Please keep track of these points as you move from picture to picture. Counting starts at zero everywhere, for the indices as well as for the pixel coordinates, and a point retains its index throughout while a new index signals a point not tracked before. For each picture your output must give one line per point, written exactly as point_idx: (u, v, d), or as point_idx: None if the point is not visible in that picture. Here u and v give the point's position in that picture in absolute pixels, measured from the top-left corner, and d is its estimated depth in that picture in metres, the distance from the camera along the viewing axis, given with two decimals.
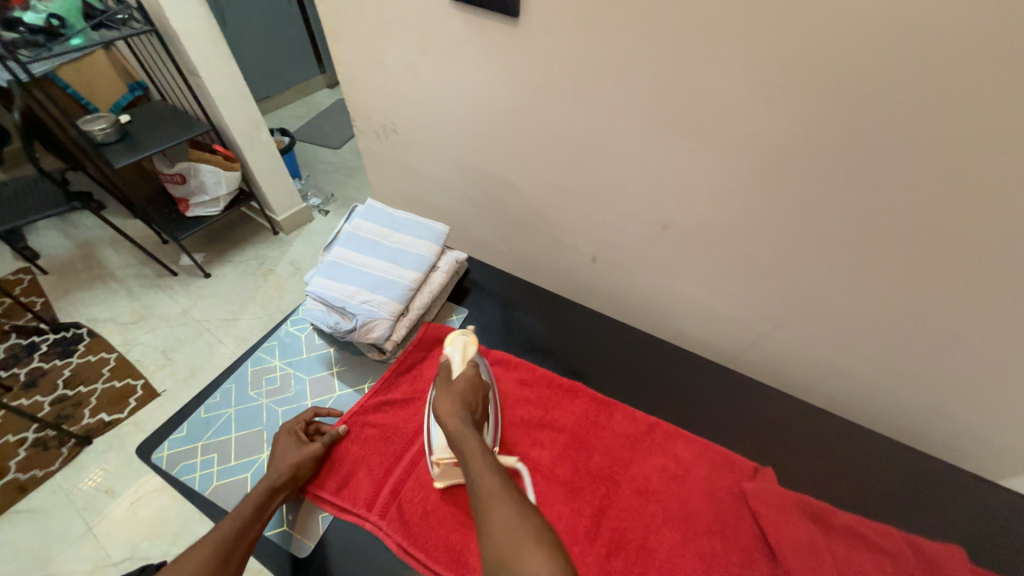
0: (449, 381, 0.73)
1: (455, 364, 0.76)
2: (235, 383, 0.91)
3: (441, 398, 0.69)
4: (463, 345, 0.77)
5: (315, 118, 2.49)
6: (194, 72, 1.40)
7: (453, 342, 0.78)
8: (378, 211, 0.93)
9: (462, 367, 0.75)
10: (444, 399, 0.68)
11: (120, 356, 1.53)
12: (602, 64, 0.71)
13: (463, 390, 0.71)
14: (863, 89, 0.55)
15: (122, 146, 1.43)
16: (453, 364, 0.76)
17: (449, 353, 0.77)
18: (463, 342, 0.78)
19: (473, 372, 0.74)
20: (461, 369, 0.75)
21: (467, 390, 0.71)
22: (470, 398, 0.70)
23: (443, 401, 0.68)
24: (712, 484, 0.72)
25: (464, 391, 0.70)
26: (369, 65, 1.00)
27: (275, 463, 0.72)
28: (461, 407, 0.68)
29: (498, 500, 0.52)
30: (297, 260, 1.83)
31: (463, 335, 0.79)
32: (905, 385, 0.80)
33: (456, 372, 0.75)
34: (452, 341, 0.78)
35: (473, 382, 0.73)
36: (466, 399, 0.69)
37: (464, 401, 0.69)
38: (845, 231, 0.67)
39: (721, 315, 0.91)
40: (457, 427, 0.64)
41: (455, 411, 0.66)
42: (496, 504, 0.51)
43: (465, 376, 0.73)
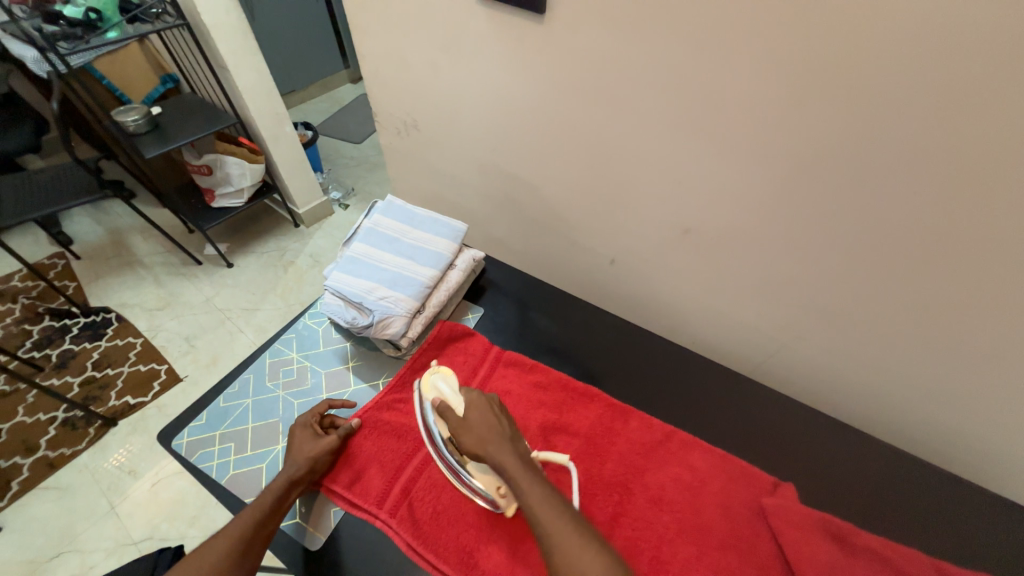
0: (461, 418, 0.69)
1: (453, 399, 0.72)
2: (253, 374, 0.93)
3: (467, 436, 0.67)
4: (443, 380, 0.75)
5: (338, 113, 2.52)
6: (223, 66, 1.42)
7: (433, 384, 0.74)
8: (396, 208, 0.93)
9: (460, 399, 0.71)
10: (471, 436, 0.67)
11: (145, 341, 1.58)
12: (627, 63, 0.69)
13: (484, 416, 0.68)
14: (905, 93, 0.52)
15: (153, 137, 1.47)
16: (451, 399, 0.72)
17: (437, 395, 0.73)
18: (439, 379, 0.74)
19: (477, 396, 0.71)
20: (462, 400, 0.72)
21: (487, 417, 0.68)
22: (494, 425, 0.67)
23: (470, 438, 0.66)
24: (728, 497, 0.70)
25: (484, 421, 0.67)
26: (392, 61, 1.00)
27: (292, 456, 0.72)
28: (494, 435, 0.66)
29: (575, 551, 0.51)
30: (316, 252, 1.86)
31: (438, 373, 0.76)
32: (934, 405, 0.76)
33: (460, 407, 0.71)
34: (429, 383, 0.75)
35: (486, 406, 0.70)
36: (495, 423, 0.68)
37: (494, 427, 0.67)
38: (876, 243, 0.64)
39: (742, 324, 0.89)
40: (503, 459, 0.62)
41: (489, 444, 0.65)
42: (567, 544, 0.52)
43: (474, 406, 0.70)
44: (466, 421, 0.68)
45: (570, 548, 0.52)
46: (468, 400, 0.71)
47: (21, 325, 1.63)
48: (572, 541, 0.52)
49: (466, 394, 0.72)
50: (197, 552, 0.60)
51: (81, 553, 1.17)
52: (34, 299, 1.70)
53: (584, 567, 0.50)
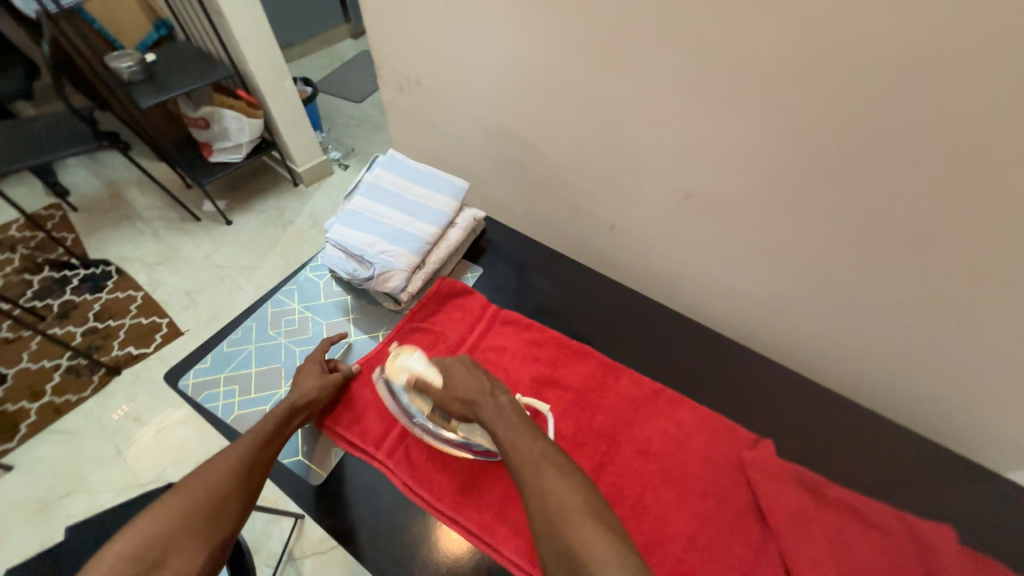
0: (442, 381, 0.72)
1: (427, 374, 0.72)
2: (255, 321, 0.94)
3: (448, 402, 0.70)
4: (410, 358, 0.73)
5: (339, 69, 2.44)
6: (219, 13, 1.37)
7: (401, 366, 0.73)
8: (399, 163, 0.93)
9: (436, 366, 0.73)
10: (451, 399, 0.70)
11: (146, 295, 1.59)
12: (635, 18, 0.67)
13: (463, 376, 0.71)
14: (916, 55, 0.51)
15: (148, 86, 1.44)
16: (427, 374, 0.72)
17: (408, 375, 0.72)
18: (407, 360, 0.73)
19: (452, 360, 0.74)
20: (435, 369, 0.73)
21: (466, 376, 0.71)
22: (474, 382, 0.70)
23: (452, 401, 0.70)
24: (711, 451, 0.73)
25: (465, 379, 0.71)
26: (395, 11, 0.97)
27: (299, 385, 0.76)
28: (474, 396, 0.69)
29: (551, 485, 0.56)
30: (316, 212, 1.85)
31: (403, 353, 0.74)
32: (916, 372, 0.78)
33: (436, 377, 0.71)
34: (395, 368, 0.73)
35: (464, 365, 0.73)
36: (473, 383, 0.70)
37: (474, 385, 0.70)
38: (873, 213, 0.64)
39: (737, 292, 0.91)
40: (488, 414, 0.66)
41: (472, 400, 0.68)
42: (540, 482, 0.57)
43: (451, 369, 0.72)
44: (447, 384, 0.71)
45: (542, 480, 0.57)
46: (445, 366, 0.73)
47: (21, 275, 1.64)
48: (545, 480, 0.57)
49: (440, 364, 0.74)
50: (187, 482, 0.60)
51: (90, 492, 1.22)
52: (33, 249, 1.70)
53: (558, 494, 0.55)
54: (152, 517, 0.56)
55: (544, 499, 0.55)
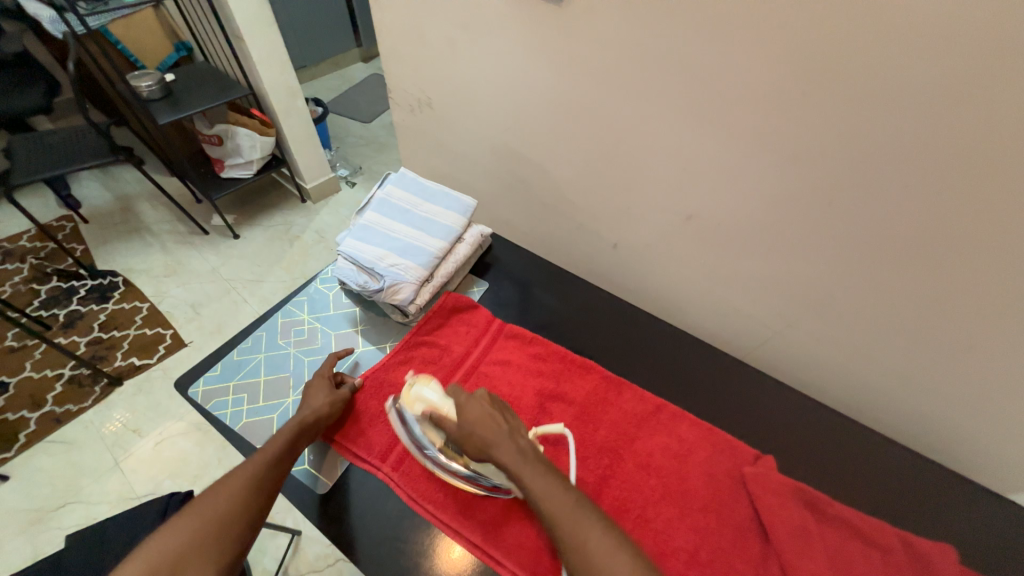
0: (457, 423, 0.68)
1: (441, 407, 0.71)
2: (266, 331, 0.96)
3: (467, 439, 0.66)
4: (427, 389, 0.73)
5: (349, 91, 2.52)
6: (239, 37, 1.43)
7: (416, 397, 0.73)
8: (410, 180, 0.96)
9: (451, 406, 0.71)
10: (470, 439, 0.66)
11: (151, 306, 1.60)
12: (640, 49, 0.71)
13: (482, 416, 0.68)
14: (902, 88, 0.55)
15: (165, 104, 1.49)
16: (439, 405, 0.71)
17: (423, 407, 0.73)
18: (422, 390, 0.73)
19: (466, 398, 0.70)
20: (450, 406, 0.71)
21: (480, 417, 0.68)
22: (490, 422, 0.67)
23: (470, 440, 0.66)
24: (712, 466, 0.74)
25: (482, 418, 0.67)
26: (410, 38, 1.02)
27: (308, 400, 0.77)
28: (491, 438, 0.65)
29: (592, 538, 0.53)
30: (322, 228, 1.88)
31: (419, 383, 0.74)
32: (916, 392, 0.80)
33: (451, 413, 0.70)
34: (410, 400, 0.73)
35: (482, 405, 0.69)
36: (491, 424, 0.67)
37: (493, 426, 0.66)
38: (867, 233, 0.67)
39: (736, 310, 0.93)
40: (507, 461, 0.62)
41: (489, 445, 0.65)
42: (580, 534, 0.54)
43: (467, 407, 0.69)
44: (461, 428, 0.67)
45: (579, 534, 0.54)
46: (462, 403, 0.70)
47: (29, 285, 1.66)
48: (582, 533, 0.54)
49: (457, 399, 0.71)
50: (201, 496, 0.60)
51: (86, 504, 1.21)
52: (42, 259, 1.72)
53: (596, 548, 0.52)
54: (162, 538, 0.55)
55: (586, 554, 0.53)
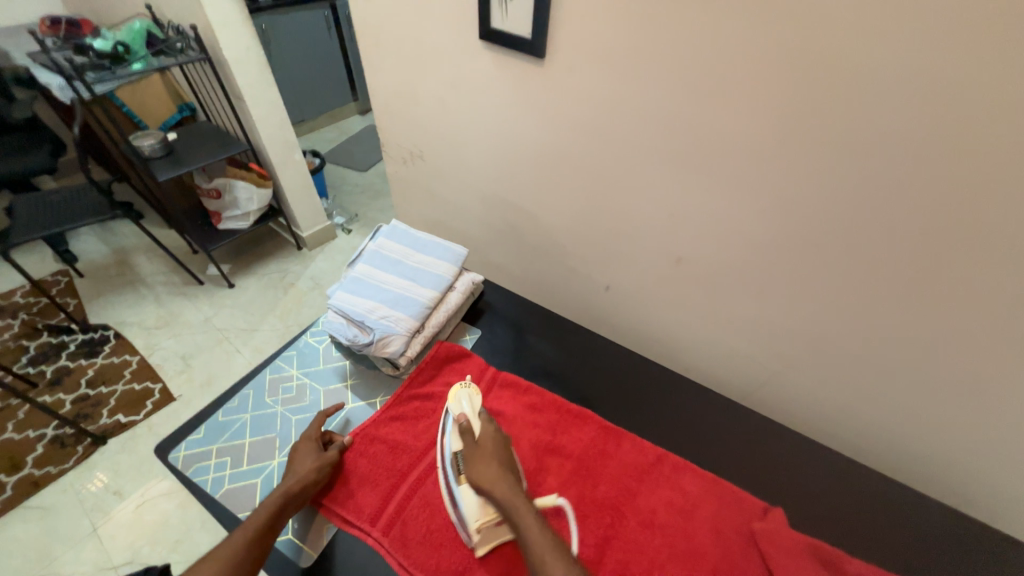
0: (477, 447, 0.71)
1: (473, 421, 0.76)
2: (252, 390, 0.94)
3: (477, 465, 0.68)
4: (467, 397, 0.79)
5: (345, 143, 2.61)
6: (239, 97, 1.50)
7: (458, 399, 0.79)
8: (401, 232, 0.97)
9: (481, 424, 0.75)
10: (479, 466, 0.68)
11: (141, 360, 1.58)
12: (622, 103, 0.74)
13: (497, 450, 0.71)
14: (873, 135, 0.57)
15: (166, 161, 1.53)
16: (470, 417, 0.76)
17: (460, 410, 0.77)
18: (465, 396, 0.79)
19: (492, 429, 0.74)
20: (480, 425, 0.75)
21: (499, 453, 0.71)
22: (504, 461, 0.69)
23: (479, 465, 0.68)
24: (721, 522, 0.70)
25: (500, 454, 0.70)
26: (402, 96, 1.07)
27: (295, 469, 0.74)
28: (501, 467, 0.68)
29: None
30: (317, 275, 1.89)
31: (465, 389, 0.80)
32: (925, 431, 0.78)
33: (478, 432, 0.74)
34: (456, 396, 0.79)
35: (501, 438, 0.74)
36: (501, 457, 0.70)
37: (503, 461, 0.69)
38: (857, 271, 0.68)
39: (733, 350, 0.92)
40: (503, 493, 0.64)
41: (497, 477, 0.66)
42: None
43: (488, 437, 0.73)
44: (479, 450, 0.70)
45: None
46: (487, 429, 0.75)
47: (19, 341, 1.63)
48: None
49: (485, 423, 0.76)
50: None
51: None
52: (34, 315, 1.71)
53: None
54: None
55: None
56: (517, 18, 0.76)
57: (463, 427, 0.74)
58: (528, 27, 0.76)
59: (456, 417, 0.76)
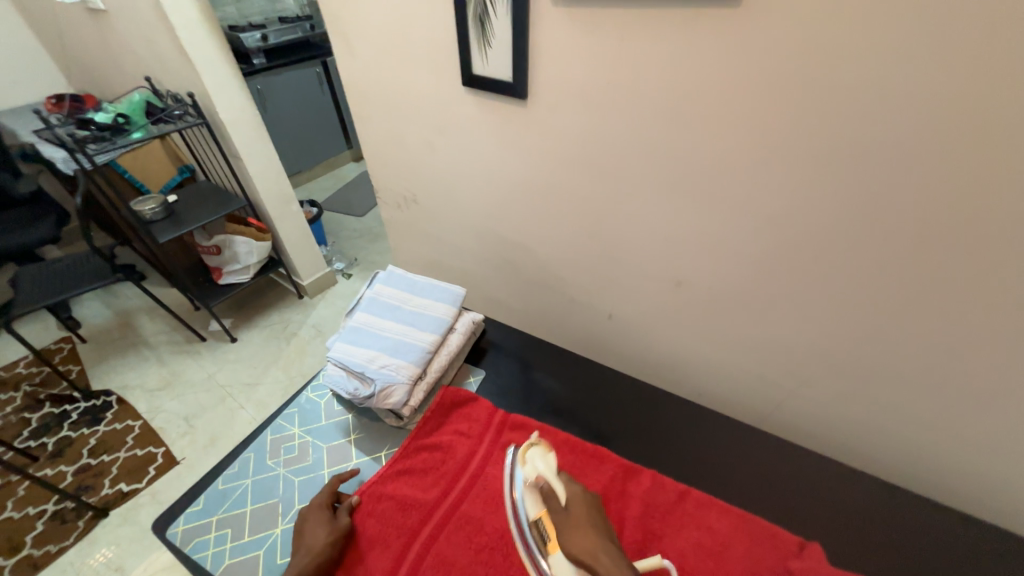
0: (566, 514, 0.64)
1: (556, 485, 0.67)
2: (253, 452, 0.91)
3: (574, 536, 0.61)
4: (541, 457, 0.70)
5: (341, 189, 2.67)
6: (236, 156, 1.54)
7: (531, 459, 0.70)
8: (398, 277, 0.97)
9: (564, 488, 0.68)
10: (577, 536, 0.61)
11: (144, 424, 1.55)
12: (607, 135, 0.76)
13: (587, 514, 0.64)
14: (857, 151, 0.58)
15: (166, 223, 1.55)
16: (552, 481, 0.68)
17: (535, 472, 0.68)
18: (537, 457, 0.70)
19: (579, 492, 0.68)
20: (562, 489, 0.68)
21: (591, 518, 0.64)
22: (601, 528, 0.63)
23: (577, 535, 0.61)
24: (755, 563, 0.66)
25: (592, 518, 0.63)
26: (392, 143, 1.09)
27: (306, 547, 0.69)
28: (597, 534, 0.61)
29: None
30: (319, 322, 1.88)
31: (536, 448, 0.72)
32: (955, 440, 0.75)
33: (563, 497, 0.66)
34: (527, 456, 0.71)
35: (586, 501, 0.67)
36: (598, 527, 0.63)
37: (598, 528, 0.62)
38: (860, 282, 0.67)
39: (745, 370, 0.90)
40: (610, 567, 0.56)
41: (601, 548, 0.59)
42: None
43: (577, 502, 0.66)
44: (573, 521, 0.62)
45: None
46: (569, 493, 0.68)
47: (20, 414, 1.61)
48: None
49: (566, 486, 0.69)
50: None
51: None
52: (36, 385, 1.70)
53: None
54: None
55: None
56: (497, 63, 0.78)
57: (546, 491, 0.66)
58: (509, 71, 0.78)
59: (534, 481, 0.67)
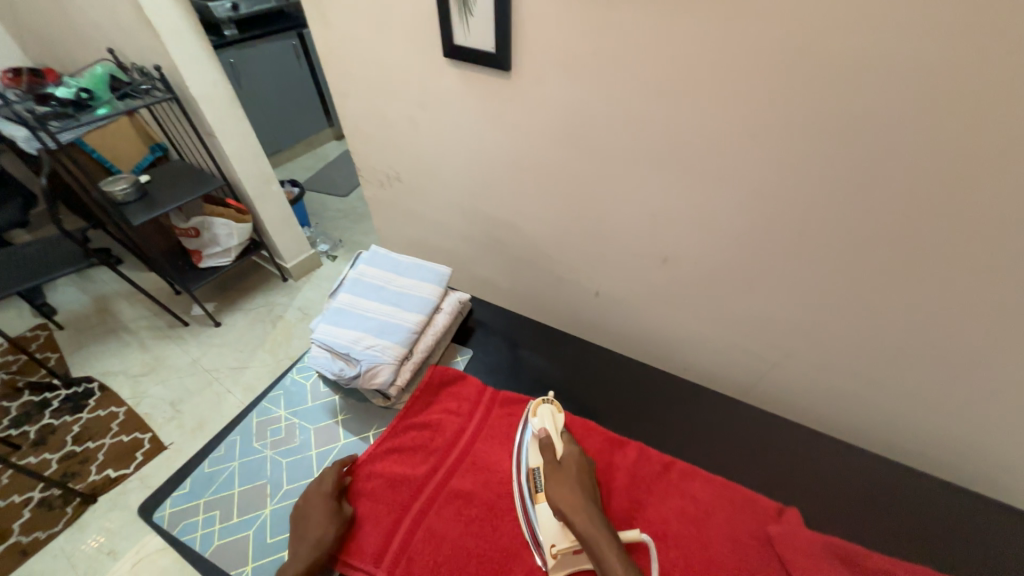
0: (557, 467, 0.71)
1: (558, 441, 0.75)
2: (239, 435, 0.91)
3: (558, 488, 0.68)
4: (551, 413, 0.78)
5: (323, 169, 2.59)
6: (210, 133, 1.47)
7: (540, 412, 0.78)
8: (382, 257, 0.95)
9: (564, 445, 0.75)
10: (560, 490, 0.67)
11: (129, 410, 1.52)
12: (593, 108, 0.74)
13: (577, 473, 0.70)
14: (842, 123, 0.57)
15: (140, 205, 1.49)
16: (553, 436, 0.75)
17: (541, 425, 0.76)
18: (548, 412, 0.78)
19: (576, 450, 0.74)
20: (562, 445, 0.75)
21: (582, 476, 0.70)
22: (588, 486, 0.69)
23: (561, 489, 0.67)
24: (736, 528, 0.68)
25: (580, 475, 0.69)
26: (373, 118, 1.05)
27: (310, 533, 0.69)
28: (581, 493, 0.67)
29: None
30: (305, 305, 1.86)
31: (548, 405, 0.80)
32: (926, 407, 0.78)
33: (560, 452, 0.73)
34: (538, 411, 0.79)
35: (581, 461, 0.73)
36: (584, 486, 0.68)
37: (584, 488, 0.68)
38: (843, 255, 0.68)
39: (729, 345, 0.91)
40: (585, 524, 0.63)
41: (581, 506, 0.65)
42: None
43: (572, 459, 0.72)
44: (561, 474, 0.69)
45: None
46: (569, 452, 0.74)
47: None
48: None
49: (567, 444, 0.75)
50: None
51: None
52: (14, 374, 1.65)
53: None
54: None
55: None
56: (478, 33, 0.75)
57: (546, 443, 0.74)
58: (491, 41, 0.75)
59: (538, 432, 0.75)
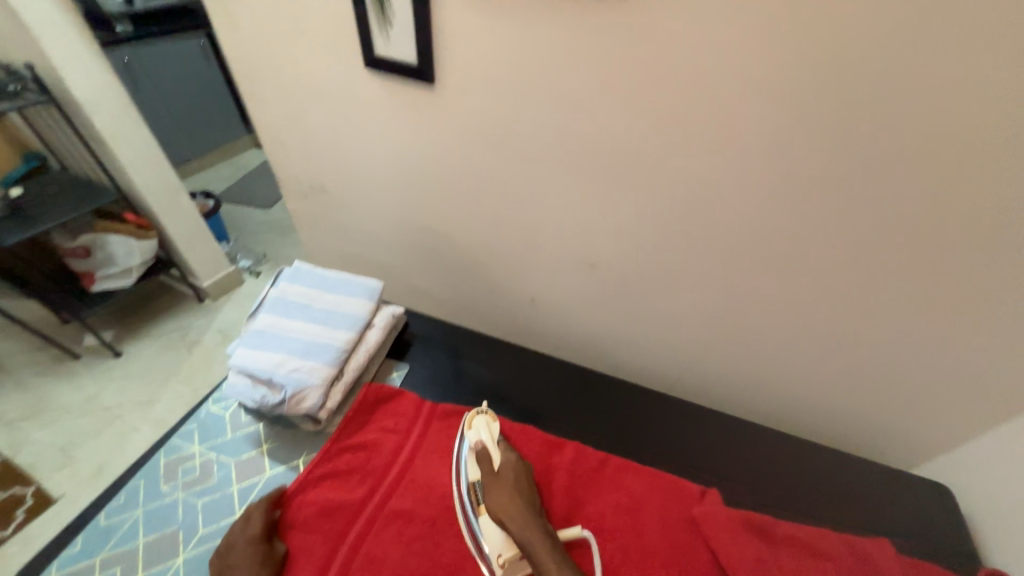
0: (496, 477, 0.72)
1: (494, 452, 0.76)
2: (144, 479, 0.82)
3: (497, 497, 0.69)
4: (486, 425, 0.79)
5: (241, 179, 2.40)
6: (100, 141, 1.31)
7: (476, 425, 0.79)
8: (306, 273, 0.90)
9: (500, 454, 0.76)
10: (499, 497, 0.69)
11: (4, 462, 1.30)
12: (517, 120, 0.76)
13: (515, 480, 0.72)
14: (732, 137, 0.65)
15: (11, 222, 1.30)
16: (489, 447, 0.77)
17: (478, 438, 0.78)
18: (484, 424, 0.79)
19: (512, 458, 0.75)
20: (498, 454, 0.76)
21: (519, 483, 0.72)
22: (527, 493, 0.71)
23: (501, 497, 0.69)
24: (666, 514, 0.73)
25: (518, 482, 0.71)
26: (293, 128, 1.00)
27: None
28: (519, 498, 0.69)
29: None
30: (225, 326, 1.71)
31: (482, 417, 0.80)
32: (818, 383, 0.89)
33: (496, 462, 0.75)
34: (474, 423, 0.79)
35: (518, 467, 0.74)
36: (523, 492, 0.71)
37: (522, 493, 0.70)
38: (744, 253, 0.76)
39: (655, 340, 0.98)
40: (526, 529, 0.65)
41: (521, 511, 0.67)
42: None
43: (509, 467, 0.74)
44: (499, 484, 0.71)
45: None
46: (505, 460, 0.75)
47: None
48: None
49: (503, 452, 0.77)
50: None
51: None
52: None
53: None
54: None
55: None
56: (399, 44, 0.75)
57: (483, 455, 0.75)
58: (413, 53, 0.75)
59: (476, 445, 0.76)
